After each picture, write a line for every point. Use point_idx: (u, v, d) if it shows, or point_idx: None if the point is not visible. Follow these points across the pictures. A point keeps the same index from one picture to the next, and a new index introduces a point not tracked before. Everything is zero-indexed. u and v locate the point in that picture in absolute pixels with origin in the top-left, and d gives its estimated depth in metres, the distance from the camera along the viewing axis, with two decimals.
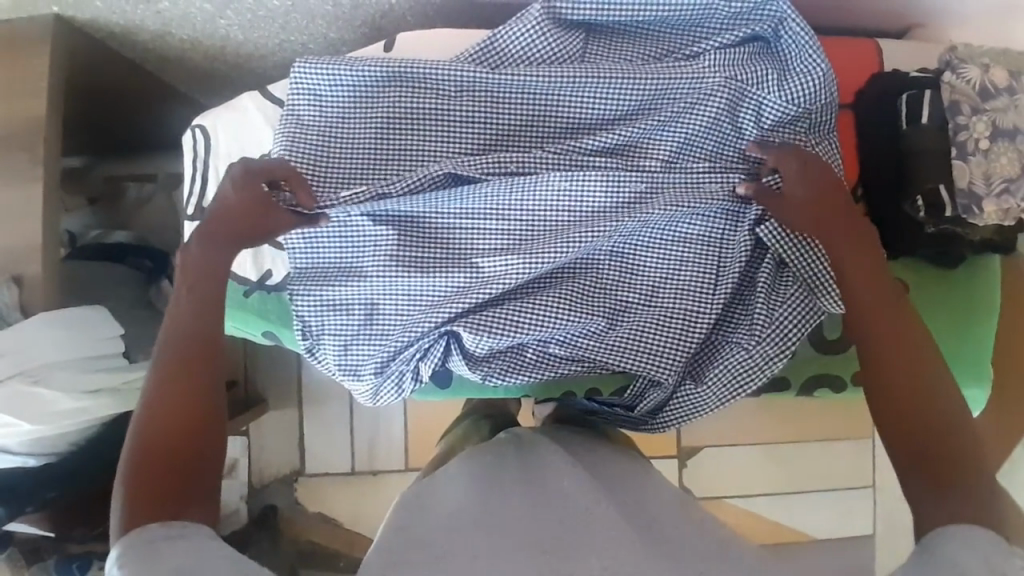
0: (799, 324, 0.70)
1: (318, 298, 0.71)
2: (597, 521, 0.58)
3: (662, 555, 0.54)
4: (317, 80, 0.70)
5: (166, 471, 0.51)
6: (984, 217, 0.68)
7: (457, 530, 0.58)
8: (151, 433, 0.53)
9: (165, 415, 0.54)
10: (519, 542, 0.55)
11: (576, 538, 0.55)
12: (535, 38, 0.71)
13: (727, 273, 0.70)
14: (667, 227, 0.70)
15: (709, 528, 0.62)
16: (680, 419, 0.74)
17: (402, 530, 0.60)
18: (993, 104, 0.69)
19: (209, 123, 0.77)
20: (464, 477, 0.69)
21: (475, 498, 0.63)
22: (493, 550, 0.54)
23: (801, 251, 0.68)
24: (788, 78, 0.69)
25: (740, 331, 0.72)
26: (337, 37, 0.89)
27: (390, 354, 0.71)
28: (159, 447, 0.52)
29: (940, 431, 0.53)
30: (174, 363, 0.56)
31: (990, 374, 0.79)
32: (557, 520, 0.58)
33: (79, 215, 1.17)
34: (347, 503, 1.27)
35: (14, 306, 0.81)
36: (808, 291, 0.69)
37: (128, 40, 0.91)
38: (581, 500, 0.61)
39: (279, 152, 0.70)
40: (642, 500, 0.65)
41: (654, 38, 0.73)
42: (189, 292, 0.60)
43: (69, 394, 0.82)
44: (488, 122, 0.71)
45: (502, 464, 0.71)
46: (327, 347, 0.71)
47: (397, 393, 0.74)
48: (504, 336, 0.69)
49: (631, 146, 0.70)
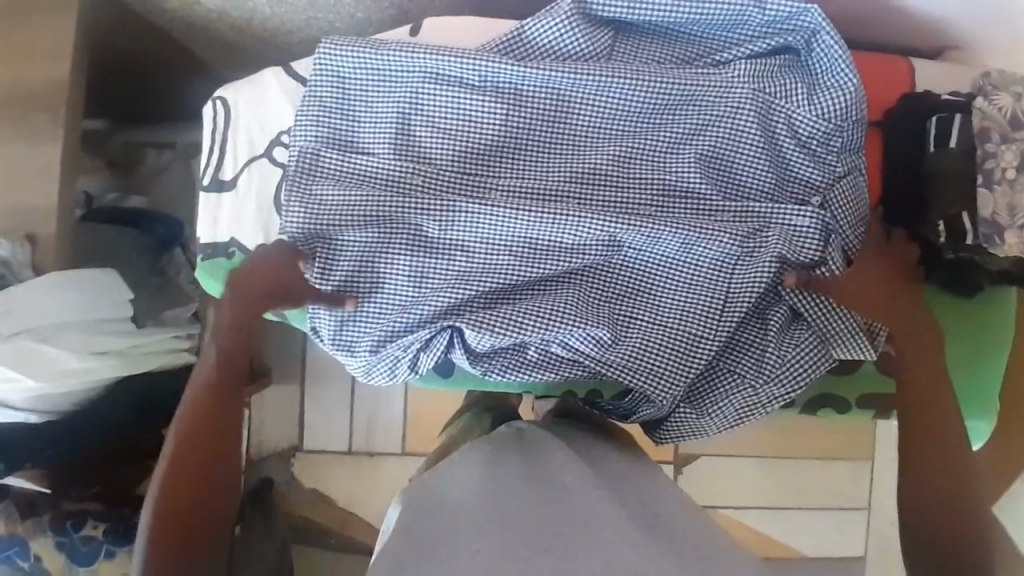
0: (811, 363, 0.69)
1: (324, 263, 0.69)
2: (605, 518, 0.57)
3: (662, 549, 0.55)
4: (342, 62, 0.70)
5: (196, 474, 0.64)
6: (1004, 249, 0.66)
7: (464, 529, 0.58)
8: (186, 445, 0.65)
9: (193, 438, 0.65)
10: (523, 539, 0.55)
11: (580, 537, 0.55)
12: (563, 33, 0.70)
13: (736, 298, 0.69)
14: (679, 248, 0.68)
15: (715, 535, 0.61)
16: (680, 437, 0.74)
17: (416, 523, 0.61)
18: (1022, 135, 0.66)
19: (231, 96, 0.75)
20: (469, 473, 0.69)
21: (484, 493, 0.64)
22: (493, 545, 0.54)
23: (821, 310, 0.70)
24: (817, 93, 0.69)
25: (748, 360, 0.71)
26: (364, 17, 0.89)
27: (390, 334, 0.70)
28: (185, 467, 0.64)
29: (945, 467, 0.63)
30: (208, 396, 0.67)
31: (996, 406, 0.78)
32: (562, 517, 0.57)
33: (96, 178, 1.16)
34: (340, 483, 1.28)
35: (26, 264, 0.83)
36: (819, 337, 0.70)
37: (156, 7, 0.92)
38: (584, 497, 0.61)
39: (302, 129, 0.71)
40: (645, 500, 0.65)
41: (682, 40, 0.73)
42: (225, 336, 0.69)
43: (74, 352, 0.82)
44: (511, 117, 0.70)
45: (508, 457, 0.72)
46: (324, 318, 0.70)
47: (391, 376, 0.72)
48: (510, 338, 0.67)
49: (648, 155, 0.70)
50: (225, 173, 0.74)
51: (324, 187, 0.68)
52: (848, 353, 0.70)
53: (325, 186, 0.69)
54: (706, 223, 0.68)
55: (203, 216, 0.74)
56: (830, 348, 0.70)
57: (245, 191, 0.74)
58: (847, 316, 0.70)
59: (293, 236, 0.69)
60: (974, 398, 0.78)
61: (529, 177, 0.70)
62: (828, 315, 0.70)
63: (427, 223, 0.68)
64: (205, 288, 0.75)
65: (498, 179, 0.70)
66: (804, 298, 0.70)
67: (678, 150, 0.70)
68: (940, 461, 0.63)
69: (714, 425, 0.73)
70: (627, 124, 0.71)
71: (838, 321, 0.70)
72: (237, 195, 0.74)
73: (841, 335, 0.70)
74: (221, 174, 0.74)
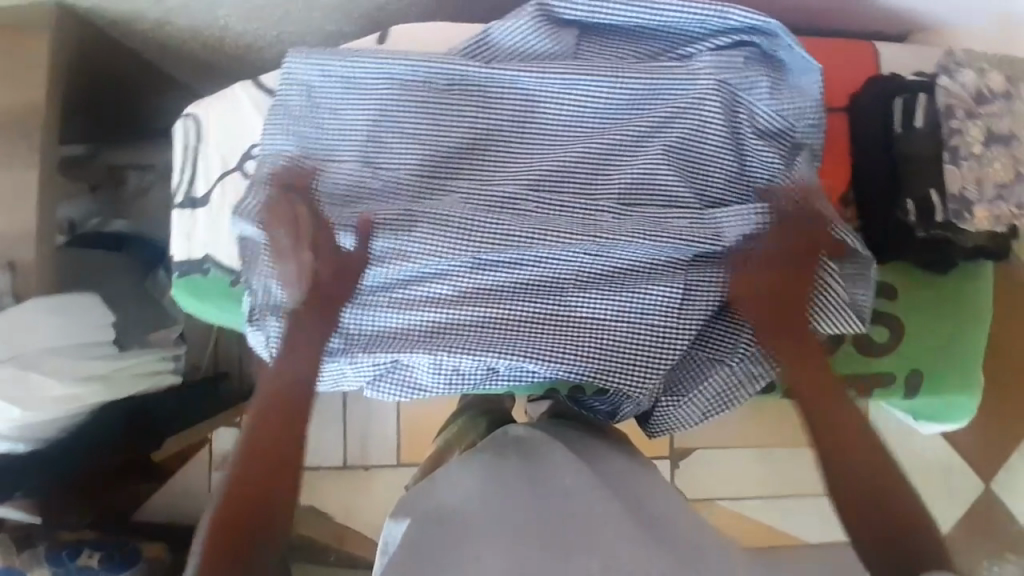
0: (789, 343, 0.71)
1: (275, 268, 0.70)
2: (603, 519, 0.57)
3: (663, 546, 0.55)
4: (310, 71, 0.72)
5: (251, 501, 0.59)
6: (974, 222, 0.67)
7: (464, 534, 0.59)
8: (251, 457, 0.61)
9: (257, 455, 0.62)
10: (522, 542, 0.55)
11: (577, 537, 0.55)
12: (528, 35, 0.72)
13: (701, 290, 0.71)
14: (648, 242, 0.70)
15: (709, 527, 0.61)
16: (665, 431, 0.75)
17: (421, 534, 0.61)
18: (988, 109, 0.68)
19: (201, 112, 0.75)
20: (468, 470, 0.70)
21: (484, 498, 0.64)
22: (490, 549, 0.55)
23: None
24: (778, 89, 0.72)
25: (728, 350, 0.73)
26: (335, 29, 0.89)
27: (351, 347, 0.70)
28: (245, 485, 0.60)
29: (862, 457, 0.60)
30: (273, 418, 0.64)
31: (980, 383, 0.78)
32: (558, 521, 0.58)
33: (78, 201, 1.14)
34: (339, 498, 1.27)
35: (7, 291, 0.83)
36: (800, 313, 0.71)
37: (128, 29, 0.93)
38: (582, 499, 0.61)
39: (270, 137, 0.73)
40: (642, 498, 0.65)
41: (648, 37, 0.74)
42: (301, 339, 0.67)
43: (61, 379, 0.81)
44: (479, 121, 0.72)
45: (506, 458, 0.72)
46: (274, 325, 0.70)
47: (339, 381, 0.73)
48: (481, 351, 0.69)
49: (613, 153, 0.72)
50: (198, 189, 0.74)
51: (284, 189, 0.72)
52: (834, 327, 0.71)
53: (292, 192, 0.72)
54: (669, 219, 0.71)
55: (178, 234, 0.74)
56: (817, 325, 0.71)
57: (220, 205, 0.74)
58: (831, 290, 0.70)
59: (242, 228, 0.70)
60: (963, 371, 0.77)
61: (498, 181, 0.72)
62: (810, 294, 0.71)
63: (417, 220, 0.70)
64: (184, 304, 0.74)
65: (465, 184, 0.72)
66: None
67: (642, 147, 0.72)
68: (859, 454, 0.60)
69: (695, 415, 0.73)
70: (592, 122, 0.73)
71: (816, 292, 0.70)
72: (211, 209, 0.73)
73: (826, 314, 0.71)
74: (195, 191, 0.74)
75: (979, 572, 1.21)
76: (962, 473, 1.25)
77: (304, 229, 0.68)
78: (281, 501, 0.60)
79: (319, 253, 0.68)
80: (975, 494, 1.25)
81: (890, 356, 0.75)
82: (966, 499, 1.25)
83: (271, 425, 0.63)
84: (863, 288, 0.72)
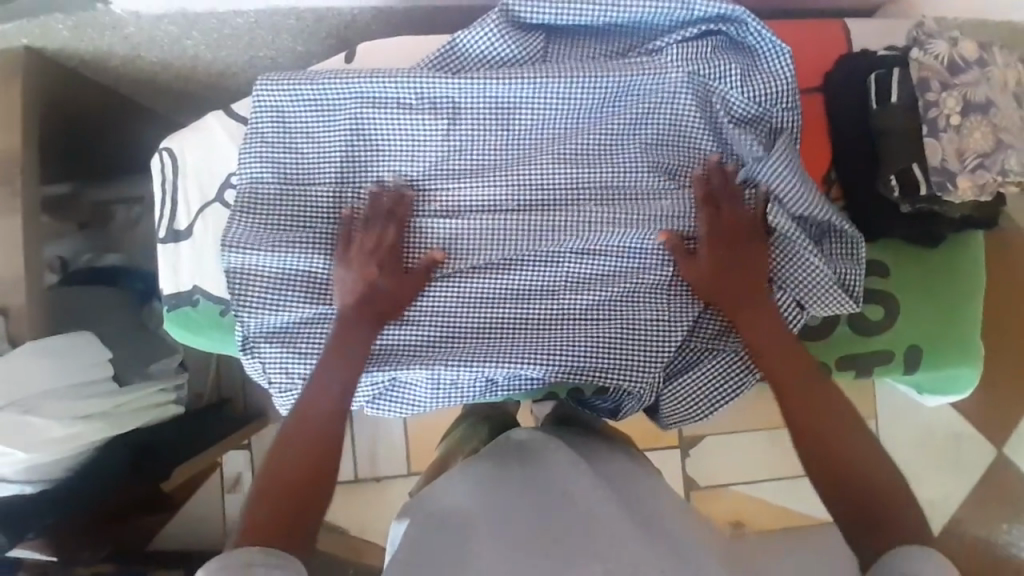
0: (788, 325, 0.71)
1: (262, 298, 0.71)
2: (602, 521, 0.58)
3: (660, 547, 0.55)
4: (280, 96, 0.72)
5: (288, 504, 0.60)
6: (959, 193, 0.66)
7: (468, 537, 0.59)
8: (289, 465, 0.63)
9: (292, 464, 0.63)
10: (526, 542, 0.56)
11: (574, 540, 0.55)
12: (494, 42, 0.71)
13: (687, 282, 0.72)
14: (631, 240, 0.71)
15: (698, 527, 0.62)
16: (674, 424, 0.74)
17: (419, 536, 0.60)
18: (963, 79, 0.67)
19: (177, 145, 0.75)
20: (462, 475, 0.70)
21: (483, 501, 0.64)
22: (494, 549, 0.56)
23: (790, 270, 0.71)
24: (750, 75, 0.72)
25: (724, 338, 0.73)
26: (305, 49, 0.89)
27: None
28: (281, 488, 0.61)
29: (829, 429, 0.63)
30: (313, 432, 0.65)
31: (979, 352, 0.77)
32: (557, 521, 0.59)
33: (68, 240, 1.12)
34: (353, 513, 1.28)
35: (2, 337, 0.83)
36: (792, 296, 0.71)
37: (99, 65, 0.93)
38: (582, 499, 0.62)
39: (247, 166, 0.73)
40: (639, 498, 0.65)
41: (616, 34, 0.74)
42: (340, 354, 0.67)
43: (59, 421, 0.81)
44: (452, 133, 0.72)
45: (508, 460, 0.72)
46: (269, 353, 0.71)
47: None
48: (477, 363, 0.69)
49: (589, 155, 0.73)
50: (179, 223, 0.74)
51: (266, 217, 0.72)
52: (825, 309, 0.71)
53: (274, 219, 0.72)
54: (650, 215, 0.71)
55: (163, 268, 0.74)
56: (809, 309, 0.71)
57: (204, 236, 0.74)
58: (815, 272, 0.70)
59: (228, 262, 0.71)
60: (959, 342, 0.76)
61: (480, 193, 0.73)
62: (800, 278, 0.71)
63: (440, 235, 0.72)
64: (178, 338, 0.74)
65: (447, 199, 0.73)
66: (769, 262, 0.71)
67: (618, 147, 0.72)
68: (823, 431, 0.63)
69: (699, 406, 0.73)
70: (566, 125, 0.73)
71: (806, 275, 0.71)
72: (194, 242, 0.74)
73: (817, 296, 0.71)
74: (176, 224, 0.74)
75: (999, 534, 1.24)
76: (974, 441, 1.26)
77: (381, 246, 0.70)
78: (314, 505, 0.61)
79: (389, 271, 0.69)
80: (987, 460, 1.25)
81: (878, 337, 0.75)
82: (978, 465, 1.26)
83: (311, 441, 0.64)
84: (853, 268, 0.72)
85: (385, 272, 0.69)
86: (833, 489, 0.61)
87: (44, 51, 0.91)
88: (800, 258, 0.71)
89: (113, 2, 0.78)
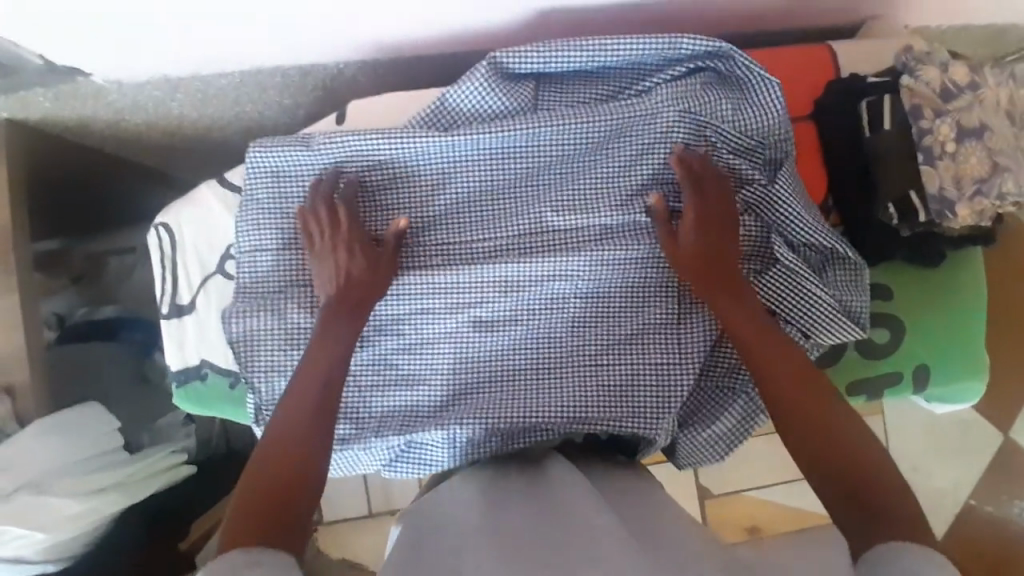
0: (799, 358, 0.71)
1: (271, 368, 0.70)
2: (602, 531, 0.54)
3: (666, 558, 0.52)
4: (275, 163, 0.71)
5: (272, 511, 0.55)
6: (958, 220, 0.67)
7: (461, 553, 0.55)
8: (271, 467, 0.57)
9: (273, 467, 0.57)
10: (528, 552, 0.52)
11: (582, 552, 0.51)
12: (484, 95, 0.71)
13: (693, 319, 0.72)
14: (634, 281, 0.73)
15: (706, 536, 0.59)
16: (693, 463, 0.74)
17: (411, 552, 0.57)
18: (955, 105, 0.67)
19: (172, 219, 0.74)
20: (457, 494, 0.67)
21: (479, 515, 0.61)
22: (488, 560, 0.52)
23: (799, 303, 0.71)
24: (742, 109, 0.72)
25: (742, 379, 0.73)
26: (292, 102, 0.88)
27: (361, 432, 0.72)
28: (263, 494, 0.56)
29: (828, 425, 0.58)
30: (300, 434, 0.59)
31: (985, 365, 0.77)
32: (560, 531, 0.55)
33: (61, 296, 1.11)
34: (373, 547, 1.28)
35: (10, 416, 0.83)
36: (801, 328, 0.71)
37: (84, 129, 0.92)
38: (581, 508, 0.59)
39: (245, 234, 0.72)
40: (642, 515, 0.62)
41: (605, 77, 0.73)
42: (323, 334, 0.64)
43: (75, 497, 0.81)
44: (450, 189, 0.72)
45: (507, 480, 0.68)
46: None
47: (357, 466, 0.74)
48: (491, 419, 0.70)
49: (588, 201, 0.73)
50: (182, 297, 0.73)
51: (271, 284, 0.71)
52: (835, 337, 0.71)
53: (278, 287, 0.71)
54: (653, 257, 0.72)
55: (169, 344, 0.74)
56: (818, 338, 0.71)
57: (206, 311, 0.73)
58: (821, 303, 0.70)
59: (236, 336, 0.70)
60: (965, 358, 0.76)
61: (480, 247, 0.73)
62: (808, 311, 0.70)
63: (446, 291, 0.72)
64: (187, 413, 0.75)
65: (448, 255, 0.73)
66: (778, 298, 0.71)
67: (615, 190, 0.72)
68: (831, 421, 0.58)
69: (717, 446, 0.73)
70: (563, 172, 0.73)
71: (815, 307, 0.70)
72: (197, 317, 0.73)
73: (826, 326, 0.71)
74: (180, 299, 0.74)
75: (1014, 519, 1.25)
76: (981, 426, 1.27)
77: (344, 228, 0.68)
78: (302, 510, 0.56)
79: (359, 253, 0.67)
80: (995, 444, 1.27)
81: (889, 357, 0.76)
82: (987, 449, 1.27)
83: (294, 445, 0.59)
84: (855, 296, 0.72)
85: (355, 255, 0.67)
86: (838, 489, 0.56)
87: (25, 122, 0.90)
88: (809, 291, 0.70)
89: (96, 73, 0.77)
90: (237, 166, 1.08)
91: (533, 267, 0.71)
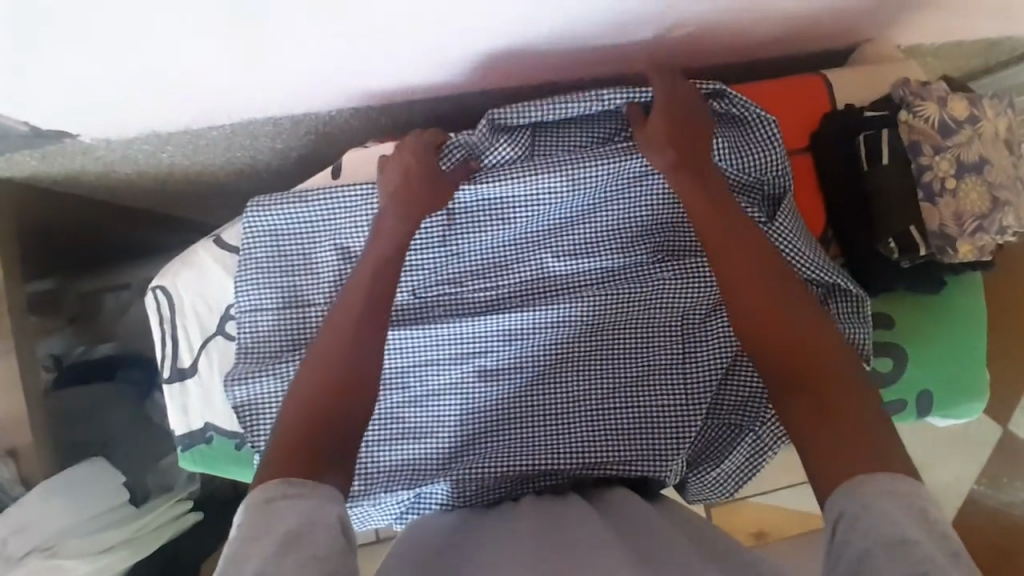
0: None
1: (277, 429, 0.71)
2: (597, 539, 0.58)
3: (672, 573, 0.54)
4: (270, 223, 0.71)
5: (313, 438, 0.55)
6: (959, 255, 0.69)
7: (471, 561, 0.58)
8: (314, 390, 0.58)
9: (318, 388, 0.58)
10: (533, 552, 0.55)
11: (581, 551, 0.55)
12: (479, 146, 0.70)
13: (699, 358, 0.72)
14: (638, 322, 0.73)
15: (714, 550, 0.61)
16: (704, 498, 0.75)
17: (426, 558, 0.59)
18: (954, 141, 0.68)
19: (169, 280, 0.73)
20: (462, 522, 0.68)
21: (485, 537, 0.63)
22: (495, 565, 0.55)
23: None
24: (741, 147, 0.70)
25: (752, 419, 0.72)
26: (283, 146, 0.87)
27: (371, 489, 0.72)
28: (307, 418, 0.57)
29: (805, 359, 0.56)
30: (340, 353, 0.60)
31: (985, 387, 0.78)
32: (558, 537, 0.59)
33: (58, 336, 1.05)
34: None
35: (16, 479, 0.83)
36: None
37: (72, 182, 0.90)
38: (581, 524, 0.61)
39: (243, 296, 0.72)
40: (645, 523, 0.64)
41: (601, 119, 0.72)
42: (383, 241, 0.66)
43: (85, 557, 0.81)
44: (450, 240, 0.72)
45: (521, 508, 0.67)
46: None
47: (373, 518, 0.75)
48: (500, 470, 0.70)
49: (587, 245, 0.73)
50: (183, 359, 0.74)
51: (273, 345, 0.71)
52: None
53: (280, 347, 0.71)
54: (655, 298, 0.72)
55: (172, 406, 0.74)
56: None
57: (208, 373, 0.74)
58: None
59: (239, 398, 0.70)
60: (966, 382, 0.77)
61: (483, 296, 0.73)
62: None
63: (451, 343, 0.72)
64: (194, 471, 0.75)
65: (451, 305, 0.73)
66: None
67: (615, 233, 0.73)
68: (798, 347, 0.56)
69: (728, 482, 0.74)
70: (561, 218, 0.72)
71: None
72: (200, 378, 0.73)
73: None
74: (181, 361, 0.74)
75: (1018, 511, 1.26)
76: (981, 420, 1.28)
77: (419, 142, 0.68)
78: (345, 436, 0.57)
79: (424, 165, 0.67)
80: (995, 437, 1.27)
81: (895, 385, 0.76)
82: (987, 442, 1.27)
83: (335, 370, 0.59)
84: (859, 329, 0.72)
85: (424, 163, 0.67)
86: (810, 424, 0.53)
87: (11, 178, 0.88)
88: None
89: (81, 134, 0.75)
90: (228, 204, 1.06)
91: (536, 315, 0.72)
